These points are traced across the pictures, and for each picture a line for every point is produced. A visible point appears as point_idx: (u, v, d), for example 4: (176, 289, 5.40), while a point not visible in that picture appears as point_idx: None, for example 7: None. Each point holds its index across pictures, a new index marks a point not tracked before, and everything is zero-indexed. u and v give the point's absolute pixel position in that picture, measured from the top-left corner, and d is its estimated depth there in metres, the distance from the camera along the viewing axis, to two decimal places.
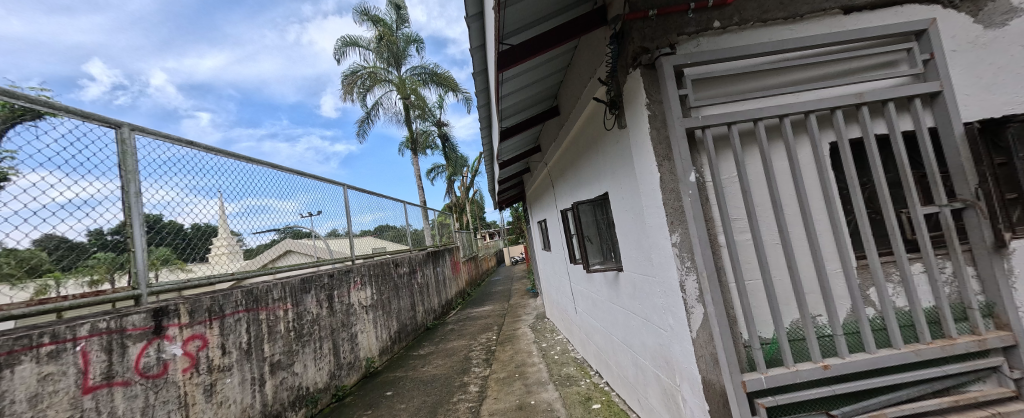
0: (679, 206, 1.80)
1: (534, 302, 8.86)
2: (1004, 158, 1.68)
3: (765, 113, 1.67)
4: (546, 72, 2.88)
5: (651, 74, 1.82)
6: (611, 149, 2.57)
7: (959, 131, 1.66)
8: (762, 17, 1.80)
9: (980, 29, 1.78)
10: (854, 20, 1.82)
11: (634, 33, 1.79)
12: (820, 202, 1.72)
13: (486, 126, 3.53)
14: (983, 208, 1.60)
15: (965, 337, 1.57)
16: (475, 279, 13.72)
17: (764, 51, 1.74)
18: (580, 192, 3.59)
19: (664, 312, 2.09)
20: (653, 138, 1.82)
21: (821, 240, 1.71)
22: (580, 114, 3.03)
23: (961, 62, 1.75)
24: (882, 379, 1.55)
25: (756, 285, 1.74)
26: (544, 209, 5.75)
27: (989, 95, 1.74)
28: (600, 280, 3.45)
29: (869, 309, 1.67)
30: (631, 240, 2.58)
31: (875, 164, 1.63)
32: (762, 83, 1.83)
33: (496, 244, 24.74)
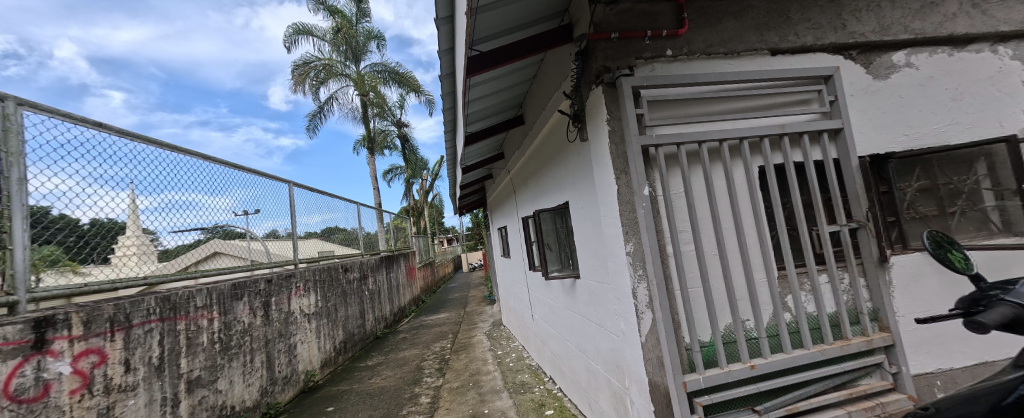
0: (634, 217, 1.92)
1: (492, 309, 8.89)
2: (886, 188, 1.98)
3: (708, 136, 1.84)
4: (512, 82, 2.96)
5: (611, 92, 1.95)
6: (573, 160, 2.68)
7: (856, 163, 1.94)
8: (707, 50, 1.99)
9: (870, 79, 2.08)
10: (779, 61, 2.06)
11: (598, 52, 1.93)
12: (751, 218, 1.91)
13: (450, 129, 3.55)
14: (872, 228, 1.88)
15: (858, 338, 1.82)
16: (431, 286, 13.55)
17: (709, 81, 1.93)
18: (542, 200, 3.68)
19: (618, 318, 2.20)
20: (612, 153, 1.94)
21: (752, 252, 1.89)
22: (544, 124, 3.14)
23: (856, 105, 2.03)
24: (798, 376, 1.75)
25: (697, 292, 1.90)
26: (504, 216, 5.84)
27: (878, 134, 2.03)
28: (558, 287, 3.55)
29: (787, 313, 1.88)
30: (589, 248, 2.69)
31: (793, 187, 1.85)
32: (706, 109, 2.01)
33: (455, 250, 24.61)
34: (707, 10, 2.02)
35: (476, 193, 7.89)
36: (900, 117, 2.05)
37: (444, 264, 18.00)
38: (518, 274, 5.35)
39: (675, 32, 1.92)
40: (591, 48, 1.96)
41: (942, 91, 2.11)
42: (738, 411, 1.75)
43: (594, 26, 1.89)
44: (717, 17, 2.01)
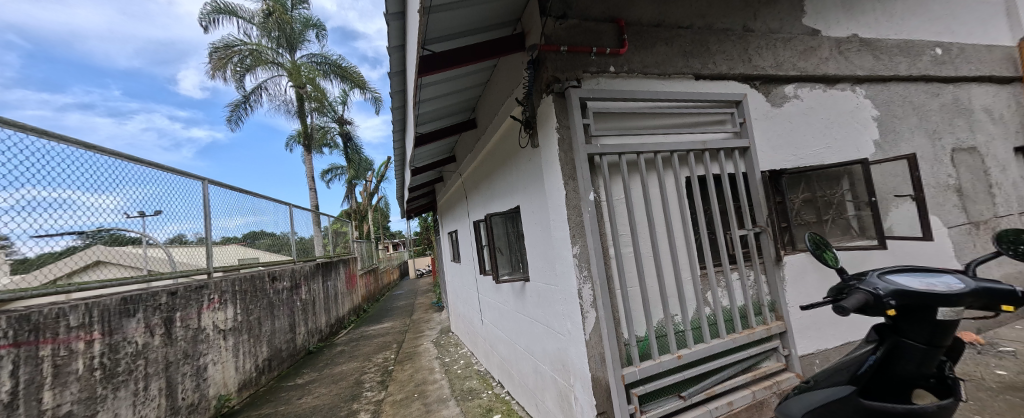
0: (580, 221, 2.03)
1: (439, 316, 8.79)
2: (779, 199, 2.38)
3: (645, 148, 2.06)
4: (465, 85, 3.01)
5: (560, 102, 2.05)
6: (524, 165, 2.78)
7: (758, 177, 2.33)
8: (644, 70, 2.23)
9: (769, 106, 2.60)
10: (699, 85, 2.42)
11: (548, 63, 2.02)
12: (680, 222, 2.14)
13: (400, 129, 3.50)
14: (770, 231, 2.25)
15: (759, 326, 2.16)
16: (374, 294, 13.04)
17: (645, 98, 2.16)
18: (493, 204, 3.73)
19: (564, 318, 2.30)
20: (561, 159, 2.03)
21: (680, 253, 2.12)
22: (496, 129, 3.21)
23: (760, 127, 2.53)
24: (716, 363, 2.01)
25: (635, 290, 2.06)
26: (455, 220, 5.87)
27: (774, 152, 2.53)
28: (508, 290, 3.61)
29: (707, 307, 2.13)
30: (538, 251, 2.78)
31: (713, 195, 2.13)
32: (643, 123, 2.24)
33: (401, 256, 23.89)
34: (643, 34, 2.29)
35: (425, 197, 7.78)
36: (788, 137, 2.60)
37: (388, 271, 17.38)
38: (468, 279, 5.37)
39: (617, 51, 2.14)
40: (543, 58, 2.05)
41: (818, 120, 2.76)
42: (667, 397, 1.96)
43: (545, 38, 2.00)
44: (651, 42, 2.29)
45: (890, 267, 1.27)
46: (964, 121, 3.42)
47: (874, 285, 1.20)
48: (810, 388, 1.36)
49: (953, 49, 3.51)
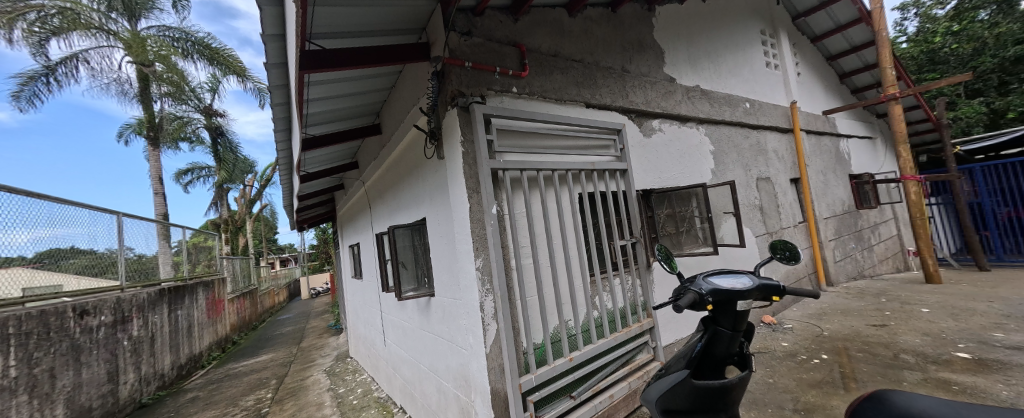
0: (483, 234, 2.10)
1: (333, 340, 8.04)
2: (649, 213, 3.05)
3: (544, 165, 2.26)
4: (364, 88, 2.89)
5: (465, 116, 2.12)
6: (430, 176, 2.77)
7: (633, 194, 2.75)
8: (543, 93, 2.46)
9: (643, 137, 3.12)
10: (588, 112, 2.75)
11: (453, 76, 2.08)
12: (573, 233, 2.40)
13: (284, 128, 3.16)
14: (643, 241, 2.67)
15: (635, 324, 2.53)
16: (250, 320, 11.28)
17: (544, 120, 2.38)
18: (399, 216, 3.63)
19: (466, 332, 2.32)
20: (466, 173, 2.09)
21: (573, 262, 2.36)
22: (401, 139, 3.17)
23: (636, 153, 3.02)
24: (601, 361, 2.26)
25: (533, 300, 2.21)
26: (356, 232, 5.51)
27: (646, 174, 3.03)
28: (413, 306, 3.41)
29: (595, 311, 2.40)
30: (443, 265, 2.77)
31: (600, 210, 2.44)
32: (542, 142, 2.45)
33: (287, 273, 21.19)
34: (542, 62, 2.53)
35: (321, 206, 7.10)
36: (655, 163, 3.15)
37: (272, 292, 15.27)
38: (370, 297, 5.04)
39: (519, 73, 2.31)
40: (448, 71, 2.09)
41: (675, 150, 3.38)
42: (560, 399, 2.12)
43: (450, 52, 2.06)
44: (549, 69, 2.54)
45: (711, 269, 1.57)
46: (762, 158, 4.50)
47: (700, 286, 1.48)
48: (664, 376, 1.63)
49: (756, 104, 4.62)
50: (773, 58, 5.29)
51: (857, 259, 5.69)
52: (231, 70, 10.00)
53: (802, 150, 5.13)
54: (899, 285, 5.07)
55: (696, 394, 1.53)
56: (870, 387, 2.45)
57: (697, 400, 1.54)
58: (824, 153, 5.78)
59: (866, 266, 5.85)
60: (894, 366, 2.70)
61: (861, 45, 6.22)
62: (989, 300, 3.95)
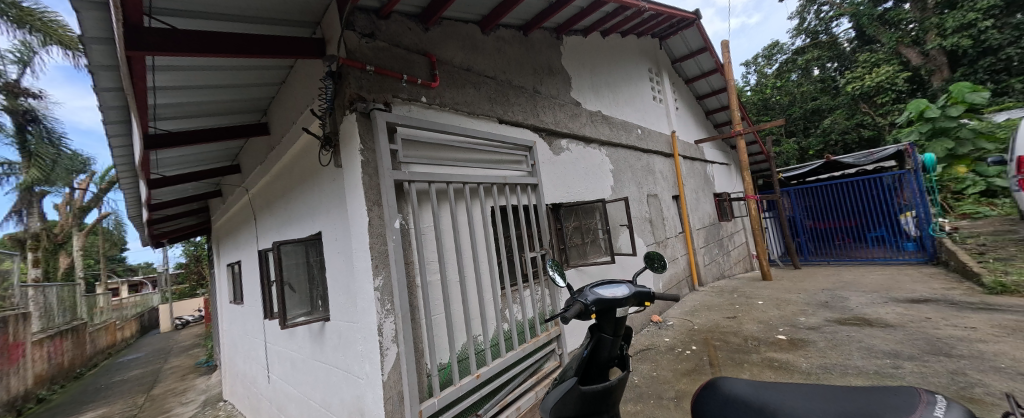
0: (384, 250, 1.90)
1: (202, 381, 6.75)
2: (559, 225, 3.14)
3: (453, 179, 2.19)
4: (243, 80, 2.47)
5: (365, 123, 1.93)
6: (325, 185, 2.47)
7: (544, 208, 2.82)
8: (454, 106, 2.38)
9: (553, 154, 3.22)
10: (502, 127, 2.75)
11: (351, 79, 1.88)
12: (484, 247, 2.37)
13: (121, 119, 2.52)
14: (552, 253, 2.76)
15: (543, 333, 2.57)
16: (73, 365, 8.85)
17: (454, 132, 2.30)
18: (289, 230, 3.19)
19: (362, 358, 2.06)
20: (365, 184, 1.88)
21: (485, 276, 2.31)
22: (292, 144, 2.80)
23: (547, 171, 3.09)
24: (509, 374, 2.21)
25: (439, 317, 2.08)
26: (237, 249, 4.73)
27: (555, 189, 3.13)
28: (304, 334, 3.04)
29: (505, 324, 2.36)
30: (339, 286, 2.45)
31: (512, 224, 2.44)
32: (452, 155, 2.37)
33: (140, 301, 17.39)
34: (454, 74, 2.45)
35: (188, 218, 5.95)
36: (563, 179, 3.26)
37: (111, 325, 12.30)
38: (251, 325, 4.33)
39: (428, 83, 2.20)
40: (344, 73, 1.88)
41: (581, 168, 3.54)
42: None
43: (348, 52, 1.87)
44: (461, 83, 2.47)
45: (598, 281, 1.63)
46: (651, 177, 4.98)
47: (586, 296, 1.53)
48: (554, 386, 1.59)
49: (646, 131, 5.14)
50: (658, 93, 6.01)
51: (720, 263, 6.65)
52: (54, 40, 7.90)
53: (680, 172, 5.83)
54: (745, 282, 6.01)
55: (582, 401, 1.51)
56: (725, 371, 2.79)
57: (584, 405, 1.52)
58: (696, 175, 6.70)
59: (726, 269, 6.86)
60: (741, 350, 3.13)
61: (719, 89, 7.50)
62: (798, 291, 4.91)
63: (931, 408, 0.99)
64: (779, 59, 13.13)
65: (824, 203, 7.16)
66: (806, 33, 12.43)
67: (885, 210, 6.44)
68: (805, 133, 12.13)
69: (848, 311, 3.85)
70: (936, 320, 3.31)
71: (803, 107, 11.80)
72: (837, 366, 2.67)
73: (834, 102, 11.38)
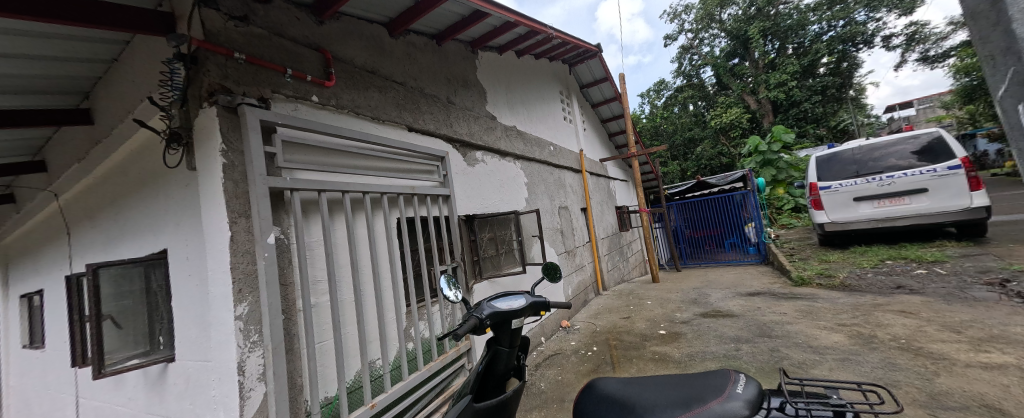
0: (253, 271, 1.54)
1: None
2: (473, 236, 2.94)
3: (352, 188, 1.92)
4: (43, 49, 1.81)
5: (229, 119, 1.56)
6: (172, 191, 1.91)
7: (456, 219, 2.63)
8: (356, 109, 2.11)
9: (466, 165, 3.07)
10: (412, 135, 2.54)
11: (210, 65, 1.52)
12: (388, 265, 2.13)
13: None
14: (465, 268, 2.62)
15: (453, 350, 2.38)
16: None
17: (355, 138, 2.00)
18: (120, 247, 2.44)
19: (214, 407, 1.59)
20: (226, 191, 1.51)
21: (387, 297, 2.08)
22: (127, 139, 2.16)
23: (460, 182, 2.92)
24: (410, 398, 1.96)
25: (326, 345, 1.76)
26: (38, 272, 3.53)
27: (469, 201, 2.97)
28: (136, 382, 2.32)
29: (409, 343, 2.15)
30: (184, 318, 1.89)
31: (423, 239, 2.25)
32: (354, 162, 2.10)
33: None
34: (357, 76, 2.18)
35: None
36: (476, 190, 3.10)
37: None
38: (54, 374, 3.23)
39: (322, 83, 1.91)
40: (201, 57, 1.52)
41: (496, 180, 3.43)
42: None
43: (205, 33, 1.52)
44: (365, 85, 2.21)
45: (496, 293, 1.54)
46: (562, 191, 5.10)
47: (481, 310, 1.43)
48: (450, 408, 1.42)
49: (557, 149, 5.28)
50: (568, 114, 6.30)
51: (620, 269, 7.15)
52: None
53: (587, 187, 6.13)
54: (639, 285, 6.53)
55: None
56: (624, 367, 2.87)
57: None
58: (601, 190, 7.13)
59: (625, 273, 7.40)
60: (633, 346, 3.30)
61: (618, 114, 8.26)
62: (676, 290, 5.49)
63: (736, 385, 1.26)
64: (664, 94, 15.04)
65: (697, 214, 8.32)
66: (683, 74, 14.52)
67: (736, 222, 7.75)
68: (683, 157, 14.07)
69: (708, 305, 4.37)
70: (763, 308, 3.92)
71: (683, 136, 13.71)
72: (698, 352, 2.96)
73: (704, 133, 13.45)
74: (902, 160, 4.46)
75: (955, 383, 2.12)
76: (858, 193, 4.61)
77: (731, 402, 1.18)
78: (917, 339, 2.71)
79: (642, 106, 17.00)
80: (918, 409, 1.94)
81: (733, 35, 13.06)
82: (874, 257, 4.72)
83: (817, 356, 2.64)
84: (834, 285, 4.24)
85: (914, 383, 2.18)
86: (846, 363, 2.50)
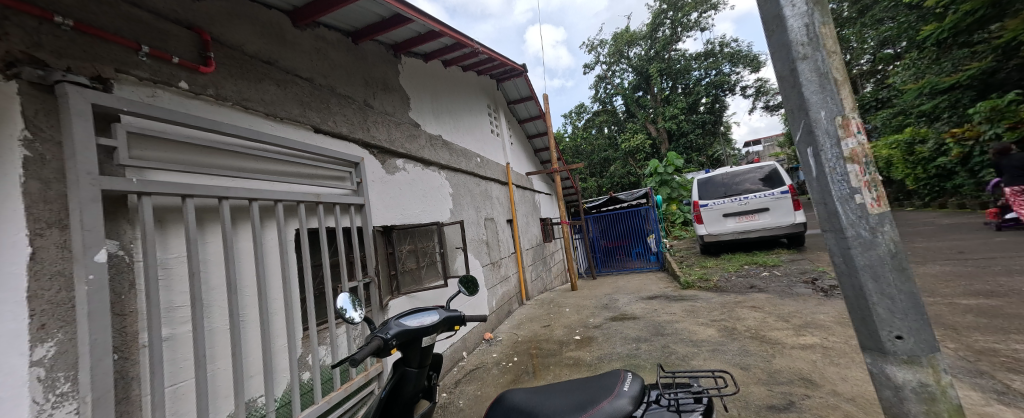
0: (67, 300, 1.37)
1: None
2: (390, 249, 3.10)
3: (231, 193, 1.85)
4: None
5: (43, 98, 1.39)
6: None
7: (371, 231, 2.77)
8: (243, 102, 2.08)
9: (384, 172, 3.19)
10: (319, 138, 2.58)
11: (13, 29, 1.33)
12: (279, 282, 2.15)
13: None
14: (377, 282, 2.74)
15: (360, 376, 2.47)
16: None
17: (238, 134, 1.94)
18: None
19: None
20: (30, 191, 1.32)
21: (275, 320, 2.09)
22: None
23: (375, 190, 3.02)
24: None
25: (187, 386, 1.68)
26: None
27: (386, 210, 3.10)
28: None
29: (304, 372, 2.20)
30: None
31: (322, 250, 2.27)
32: (240, 163, 2.06)
33: None
34: (246, 65, 2.16)
35: None
36: (393, 197, 3.23)
37: None
38: None
39: (201, 69, 1.87)
40: None
41: (416, 189, 3.61)
42: None
43: None
44: (258, 77, 2.21)
45: (401, 312, 1.68)
46: (487, 202, 5.42)
47: (387, 330, 1.56)
48: None
49: (484, 160, 5.62)
50: (495, 127, 6.71)
51: (542, 278, 7.63)
52: None
53: (512, 200, 6.54)
54: (560, 293, 7.08)
55: None
56: (543, 375, 3.24)
57: None
58: (526, 203, 7.61)
59: (547, 283, 7.93)
60: (552, 354, 3.71)
61: (541, 132, 8.96)
62: (591, 297, 6.13)
63: (624, 384, 1.55)
64: (583, 116, 16.44)
65: (609, 227, 9.25)
66: (599, 101, 16.05)
67: (640, 233, 8.85)
68: (598, 174, 15.50)
69: (617, 310, 5.01)
70: (660, 310, 4.64)
71: (598, 156, 15.18)
72: (607, 355, 3.47)
73: (616, 155, 15.00)
74: (754, 185, 5.63)
75: (783, 362, 2.85)
76: (726, 210, 5.71)
77: (619, 398, 1.46)
78: (763, 329, 3.51)
79: (565, 127, 18.29)
80: (760, 385, 2.58)
81: (639, 71, 14.87)
82: (736, 263, 5.84)
83: (695, 349, 3.30)
84: (710, 287, 5.15)
85: (759, 365, 2.85)
86: (715, 352, 3.17)
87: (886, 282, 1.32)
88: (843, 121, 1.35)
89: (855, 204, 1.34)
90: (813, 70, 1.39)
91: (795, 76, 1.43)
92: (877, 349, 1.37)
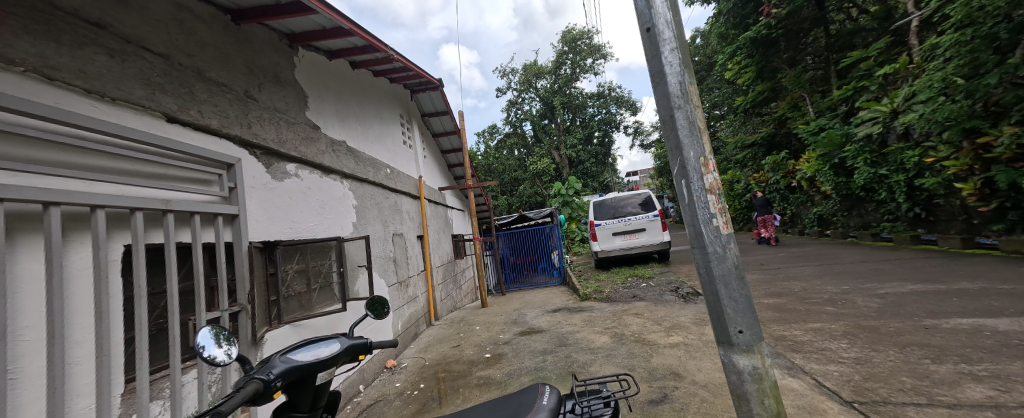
0: None
1: None
2: (271, 269, 2.88)
3: (8, 193, 1.40)
4: None
5: None
6: None
7: (245, 248, 2.56)
8: (45, 69, 1.67)
9: (270, 178, 2.96)
10: (174, 129, 2.25)
11: None
12: (89, 313, 1.72)
13: None
14: (249, 310, 2.52)
15: None
16: None
17: (39, 113, 1.55)
18: None
19: None
20: None
21: (76, 372, 1.64)
22: None
23: (256, 198, 2.79)
24: None
25: None
26: None
27: (271, 223, 2.89)
28: None
29: None
30: None
31: (159, 274, 1.94)
32: (34, 155, 1.62)
33: None
34: (57, 23, 1.76)
35: None
36: (279, 211, 3.01)
37: None
38: None
39: None
40: None
41: (311, 201, 3.42)
42: None
43: None
44: (79, 42, 1.83)
45: (289, 346, 1.58)
46: (397, 217, 5.33)
47: (270, 370, 1.45)
48: None
49: (394, 172, 5.52)
50: (408, 139, 6.66)
51: (452, 296, 7.61)
52: None
53: (424, 216, 6.49)
54: (470, 311, 7.14)
55: None
56: (449, 399, 3.29)
57: None
58: (438, 219, 7.59)
59: (457, 302, 7.92)
60: (461, 376, 3.78)
61: (453, 148, 9.11)
62: (501, 314, 6.33)
63: (543, 397, 1.65)
64: (495, 136, 17.05)
65: (517, 244, 9.64)
66: (511, 124, 16.87)
67: (544, 250, 9.44)
68: (507, 193, 16.07)
69: (525, 324, 5.29)
70: (565, 321, 5.05)
71: (507, 176, 15.84)
72: (516, 370, 3.66)
73: (525, 175, 15.83)
74: (635, 209, 6.50)
75: (659, 360, 3.36)
76: (614, 229, 6.48)
77: (540, 411, 1.54)
78: (644, 332, 4.08)
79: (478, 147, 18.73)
80: (645, 384, 2.99)
81: (545, 101, 16.09)
82: (622, 276, 6.63)
83: (592, 355, 3.70)
84: (605, 298, 5.75)
85: (642, 366, 3.30)
86: (608, 357, 3.59)
87: (733, 289, 1.73)
88: (704, 161, 1.75)
89: (713, 226, 1.74)
90: (687, 119, 1.79)
91: (674, 121, 1.81)
92: (727, 343, 1.76)
